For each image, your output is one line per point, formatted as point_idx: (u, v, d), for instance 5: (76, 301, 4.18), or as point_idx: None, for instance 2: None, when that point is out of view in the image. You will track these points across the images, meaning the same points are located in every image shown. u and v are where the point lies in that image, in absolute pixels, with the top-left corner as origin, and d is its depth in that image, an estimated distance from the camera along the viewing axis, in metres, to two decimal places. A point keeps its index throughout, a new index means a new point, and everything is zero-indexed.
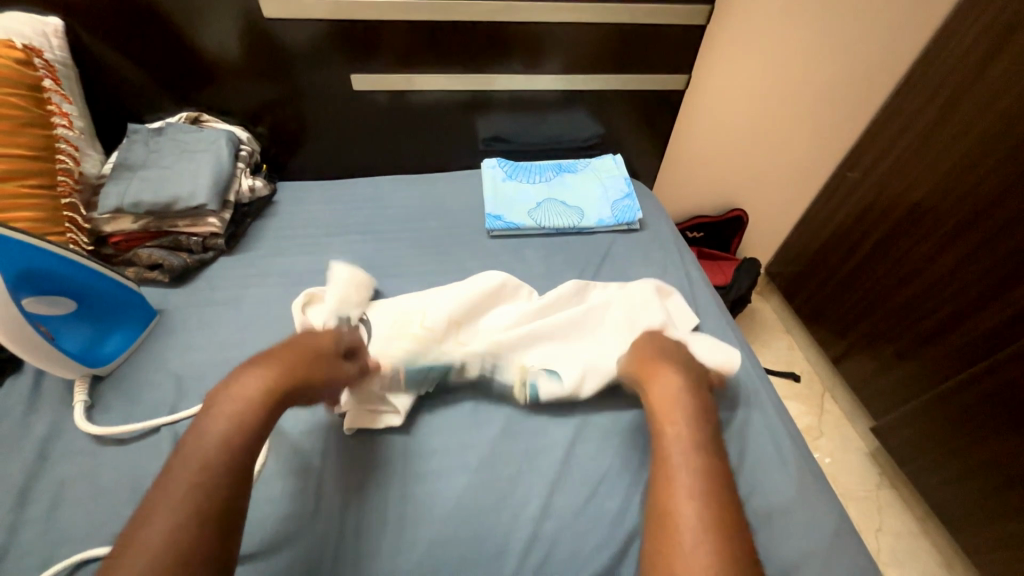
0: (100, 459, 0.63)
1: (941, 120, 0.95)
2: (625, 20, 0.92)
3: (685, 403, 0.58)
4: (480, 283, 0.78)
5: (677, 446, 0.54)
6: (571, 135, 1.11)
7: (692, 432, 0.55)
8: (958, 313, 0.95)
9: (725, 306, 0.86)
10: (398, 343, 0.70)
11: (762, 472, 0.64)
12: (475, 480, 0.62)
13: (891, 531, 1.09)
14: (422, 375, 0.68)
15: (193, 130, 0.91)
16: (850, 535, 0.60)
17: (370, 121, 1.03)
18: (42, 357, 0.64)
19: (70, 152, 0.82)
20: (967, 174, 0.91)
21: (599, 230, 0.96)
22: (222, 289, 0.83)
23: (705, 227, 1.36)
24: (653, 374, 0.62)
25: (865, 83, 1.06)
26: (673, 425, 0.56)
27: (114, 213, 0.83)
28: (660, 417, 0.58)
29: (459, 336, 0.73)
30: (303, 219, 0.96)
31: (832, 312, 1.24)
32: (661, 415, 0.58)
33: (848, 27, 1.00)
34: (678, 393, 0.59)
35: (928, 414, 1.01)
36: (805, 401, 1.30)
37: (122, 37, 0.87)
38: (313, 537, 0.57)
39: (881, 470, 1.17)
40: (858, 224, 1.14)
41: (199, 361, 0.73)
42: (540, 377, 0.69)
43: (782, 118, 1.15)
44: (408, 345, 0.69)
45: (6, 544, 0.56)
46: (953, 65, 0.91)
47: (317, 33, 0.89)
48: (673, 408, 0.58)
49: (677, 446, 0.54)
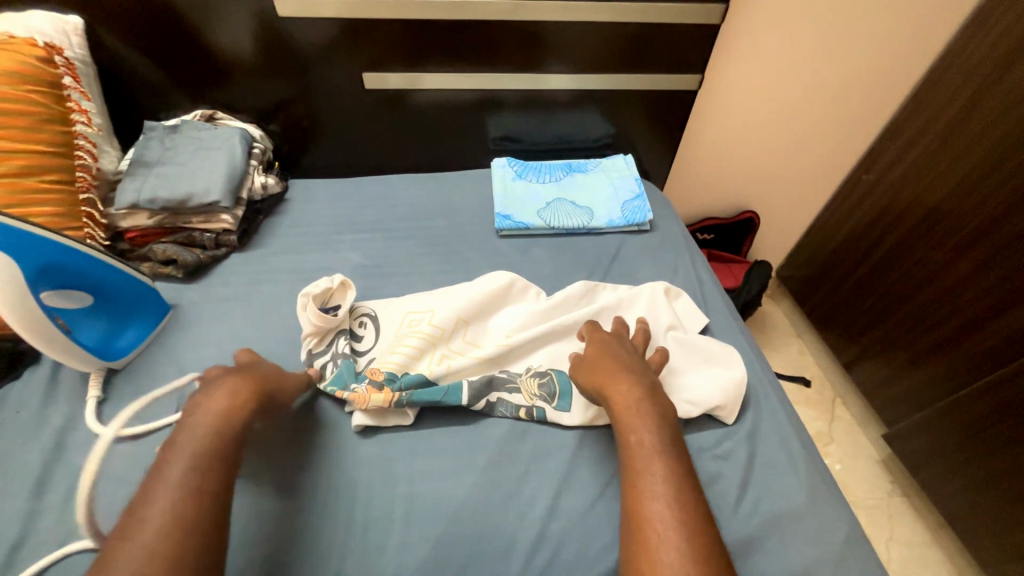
0: (114, 450, 0.64)
1: (960, 121, 0.92)
2: (637, 19, 0.91)
3: (646, 411, 0.57)
4: (485, 285, 0.77)
5: (644, 453, 0.53)
6: (581, 135, 1.10)
7: (656, 439, 0.55)
8: (976, 320, 0.92)
9: (735, 309, 0.85)
10: (402, 345, 0.71)
11: (771, 478, 0.64)
12: (481, 479, 0.62)
13: (903, 540, 1.07)
14: (430, 401, 0.65)
15: (208, 127, 0.92)
16: (861, 543, 0.59)
17: (381, 120, 1.03)
18: (60, 349, 0.65)
19: (89, 148, 0.83)
20: (987, 178, 0.89)
21: (608, 231, 0.95)
22: (235, 285, 0.84)
23: (715, 229, 1.34)
24: (611, 384, 0.60)
25: (881, 84, 1.04)
26: (637, 434, 0.55)
27: (130, 208, 0.85)
28: (624, 425, 0.57)
29: (465, 338, 0.74)
30: (314, 216, 0.97)
31: (844, 316, 1.22)
32: (628, 420, 0.57)
33: (866, 25, 0.98)
34: (638, 401, 0.58)
35: (943, 422, 0.99)
36: (816, 406, 1.28)
37: (139, 36, 0.88)
38: (320, 532, 0.57)
39: (893, 477, 1.16)
40: (872, 227, 1.13)
41: (211, 355, 0.74)
42: (546, 403, 0.68)
43: (796, 119, 1.13)
44: (412, 346, 0.70)
45: (23, 531, 0.57)
46: (974, 65, 0.89)
47: (329, 32, 0.89)
48: (634, 414, 0.57)
49: (644, 454, 0.53)
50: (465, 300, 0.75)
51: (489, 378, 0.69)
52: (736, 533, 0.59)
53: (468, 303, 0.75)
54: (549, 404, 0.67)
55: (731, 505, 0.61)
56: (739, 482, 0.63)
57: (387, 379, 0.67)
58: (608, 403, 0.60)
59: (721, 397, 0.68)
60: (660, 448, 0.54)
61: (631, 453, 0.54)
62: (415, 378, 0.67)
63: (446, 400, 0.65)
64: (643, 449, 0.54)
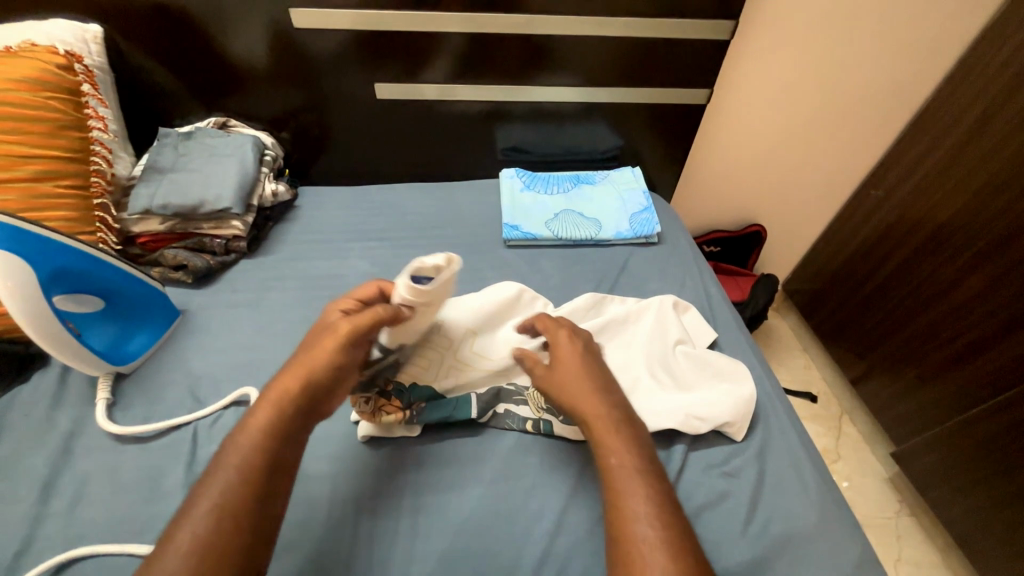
0: (119, 456, 0.64)
1: (969, 139, 0.93)
2: (647, 35, 0.92)
3: (627, 432, 0.56)
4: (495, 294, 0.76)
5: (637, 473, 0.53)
6: (589, 146, 1.11)
7: (645, 458, 0.54)
8: (987, 338, 0.91)
9: (743, 324, 0.85)
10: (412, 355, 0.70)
11: (781, 497, 0.63)
12: (487, 492, 0.62)
13: (912, 561, 1.05)
14: (440, 417, 0.65)
15: (220, 134, 0.93)
16: (874, 567, 0.58)
17: (391, 130, 1.04)
18: (70, 353, 0.65)
19: (104, 154, 0.84)
20: (997, 196, 0.88)
21: (616, 242, 0.95)
22: (243, 290, 0.85)
23: (722, 242, 1.34)
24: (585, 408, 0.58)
25: (890, 101, 1.05)
26: (616, 456, 0.54)
27: (143, 213, 0.86)
28: (604, 449, 0.55)
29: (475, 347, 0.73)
30: (323, 223, 0.97)
31: (852, 330, 1.21)
32: (606, 442, 0.56)
33: (876, 42, 0.98)
34: (617, 423, 0.57)
35: (953, 441, 0.98)
36: (822, 421, 1.27)
37: (156, 45, 0.90)
38: (325, 544, 0.57)
39: (901, 496, 1.14)
40: (881, 242, 1.12)
41: (218, 361, 0.74)
42: (553, 415, 0.67)
43: (804, 133, 1.14)
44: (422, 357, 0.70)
45: (28, 537, 0.57)
46: (983, 84, 0.90)
47: (343, 43, 0.91)
48: (614, 436, 0.56)
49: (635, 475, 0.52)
50: (478, 309, 0.75)
51: (497, 391, 0.69)
52: (745, 553, 0.58)
53: (482, 314, 0.75)
54: (557, 416, 0.67)
55: (739, 525, 0.60)
56: (748, 502, 0.62)
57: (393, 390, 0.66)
58: (584, 421, 0.58)
59: (729, 414, 0.67)
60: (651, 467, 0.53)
61: (613, 474, 0.53)
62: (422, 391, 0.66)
63: (457, 415, 0.66)
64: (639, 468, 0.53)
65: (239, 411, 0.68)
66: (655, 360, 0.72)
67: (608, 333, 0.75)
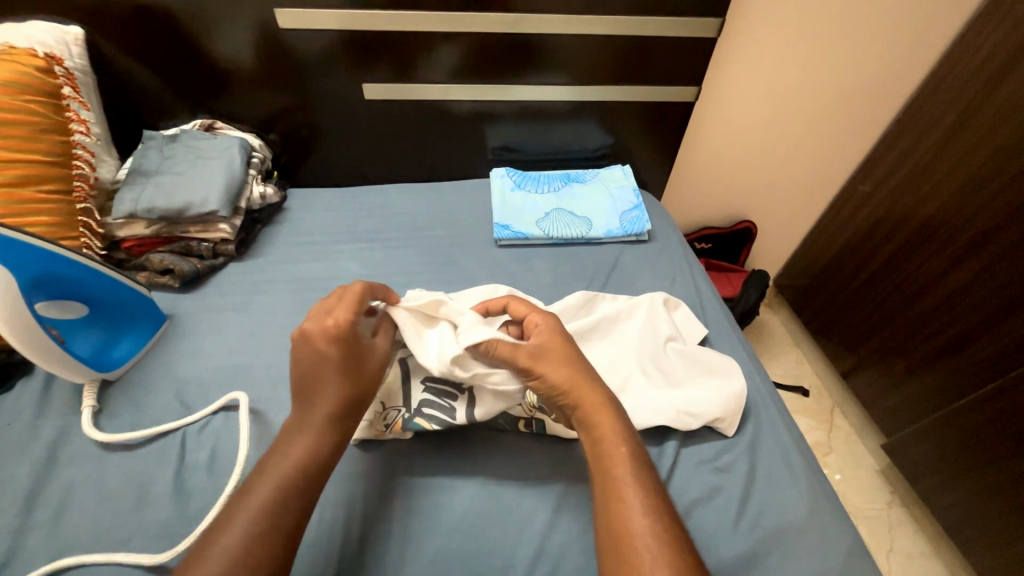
0: (106, 464, 0.63)
1: (953, 133, 0.94)
2: (635, 33, 0.93)
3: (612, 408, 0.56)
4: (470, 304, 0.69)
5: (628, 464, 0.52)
6: (579, 145, 1.11)
7: (639, 454, 0.54)
8: (974, 330, 0.93)
9: (734, 320, 0.85)
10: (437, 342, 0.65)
11: (772, 490, 0.63)
12: (480, 492, 0.62)
13: (904, 552, 1.06)
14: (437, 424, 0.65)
15: (207, 136, 0.92)
16: (865, 558, 0.59)
17: (380, 131, 1.04)
18: (53, 360, 0.64)
19: (86, 157, 0.83)
20: (981, 189, 0.90)
21: (607, 240, 0.95)
22: (232, 294, 0.84)
23: (713, 239, 1.35)
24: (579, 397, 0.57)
25: (875, 97, 1.06)
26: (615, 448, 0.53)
27: (128, 218, 0.84)
28: (600, 434, 0.54)
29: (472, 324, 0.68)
30: (312, 225, 0.97)
31: (842, 324, 1.23)
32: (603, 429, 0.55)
33: (861, 39, 1.00)
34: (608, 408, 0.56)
35: (942, 432, 0.99)
36: (813, 415, 1.28)
37: (140, 48, 0.89)
38: (316, 548, 0.56)
39: (893, 487, 1.15)
40: (869, 236, 1.13)
41: (206, 367, 0.73)
42: (545, 415, 0.65)
43: (793, 128, 1.14)
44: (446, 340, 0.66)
45: (12, 548, 0.56)
46: (966, 79, 0.91)
47: (330, 43, 0.90)
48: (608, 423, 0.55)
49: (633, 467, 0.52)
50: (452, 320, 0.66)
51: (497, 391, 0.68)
52: (737, 547, 0.59)
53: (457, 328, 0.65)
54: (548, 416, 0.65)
55: (732, 519, 0.60)
56: (739, 497, 0.62)
57: (403, 403, 0.64)
58: (570, 400, 0.57)
59: (720, 409, 0.67)
60: (644, 464, 0.53)
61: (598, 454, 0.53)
62: (432, 400, 0.64)
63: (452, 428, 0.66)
64: (629, 462, 0.53)
65: (228, 416, 0.67)
66: (647, 358, 0.72)
67: (610, 330, 0.76)
